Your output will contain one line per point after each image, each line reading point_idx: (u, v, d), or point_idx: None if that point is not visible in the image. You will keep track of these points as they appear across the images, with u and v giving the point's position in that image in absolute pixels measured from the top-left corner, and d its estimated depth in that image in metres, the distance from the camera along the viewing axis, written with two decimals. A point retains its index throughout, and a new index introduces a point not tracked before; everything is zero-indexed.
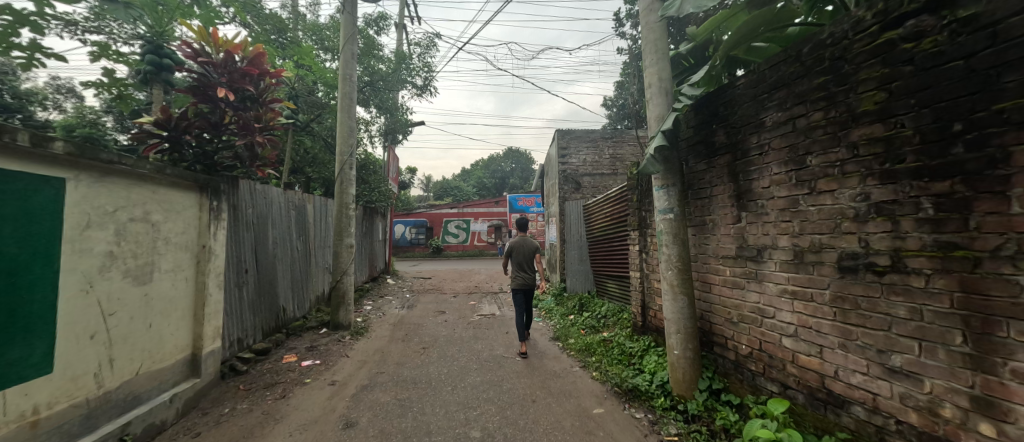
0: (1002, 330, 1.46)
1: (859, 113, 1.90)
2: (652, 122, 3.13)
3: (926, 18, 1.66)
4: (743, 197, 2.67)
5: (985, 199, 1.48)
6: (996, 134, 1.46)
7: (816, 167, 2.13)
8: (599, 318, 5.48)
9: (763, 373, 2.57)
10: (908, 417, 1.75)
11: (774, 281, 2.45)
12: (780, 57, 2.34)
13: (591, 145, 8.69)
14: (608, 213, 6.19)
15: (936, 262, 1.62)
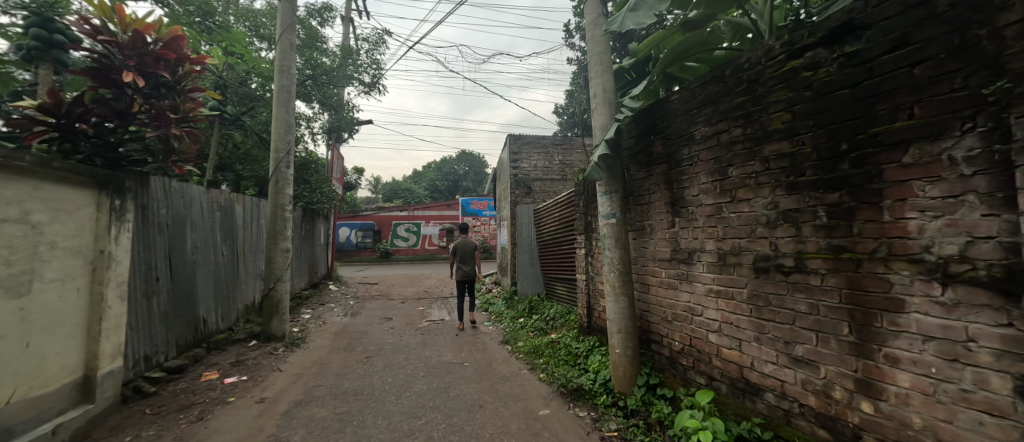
0: (877, 321, 1.69)
1: (770, 131, 2.14)
2: (596, 131, 3.28)
3: (821, 51, 1.91)
4: (677, 204, 2.88)
5: (865, 208, 1.71)
6: (873, 153, 1.69)
7: (736, 178, 2.36)
8: (548, 320, 5.59)
9: (693, 367, 2.77)
10: (808, 400, 1.98)
11: (702, 281, 2.67)
12: (708, 76, 2.57)
13: (542, 151, 8.88)
14: (557, 217, 6.36)
15: (829, 263, 1.86)
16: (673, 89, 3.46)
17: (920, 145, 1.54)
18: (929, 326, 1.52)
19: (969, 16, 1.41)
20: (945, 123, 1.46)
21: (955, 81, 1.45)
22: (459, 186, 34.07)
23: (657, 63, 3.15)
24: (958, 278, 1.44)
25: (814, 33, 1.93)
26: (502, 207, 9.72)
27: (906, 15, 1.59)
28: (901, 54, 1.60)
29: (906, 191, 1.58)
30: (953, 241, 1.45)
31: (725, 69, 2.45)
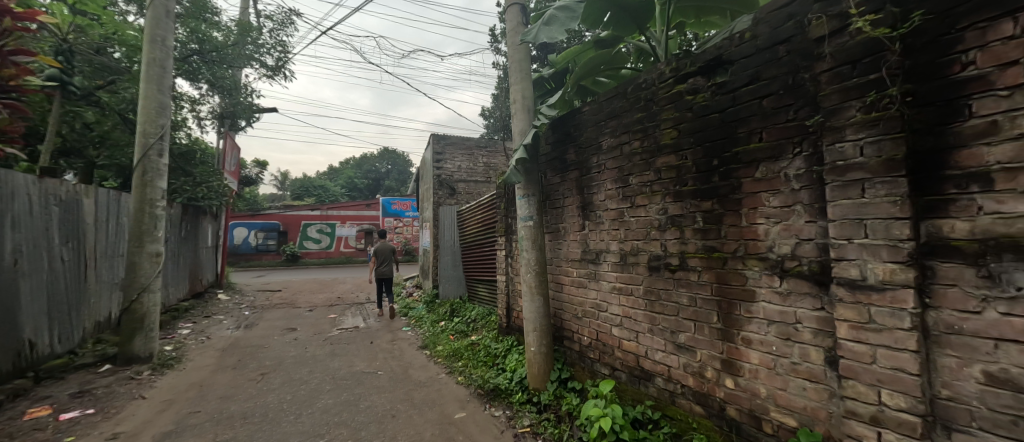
0: (737, 310, 2.00)
1: (662, 145, 2.42)
2: (515, 136, 3.36)
3: (700, 79, 2.22)
4: (587, 208, 3.09)
5: (729, 215, 2.03)
6: (735, 169, 2.00)
7: (635, 186, 2.62)
8: (469, 323, 5.57)
9: (598, 359, 3.00)
10: (688, 381, 2.27)
11: (607, 279, 2.90)
12: (613, 92, 2.82)
13: (467, 153, 8.84)
14: (480, 219, 6.38)
15: (703, 261, 2.17)
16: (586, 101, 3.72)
17: (766, 164, 1.87)
18: (771, 312, 1.85)
19: (800, 62, 1.75)
20: (784, 146, 1.80)
21: (791, 113, 1.78)
22: (376, 185, 32.27)
23: (571, 75, 3.35)
24: (791, 272, 1.77)
25: (694, 63, 2.24)
26: (425, 208, 9.45)
27: (758, 56, 1.93)
28: (755, 88, 1.92)
29: (757, 201, 1.90)
30: (787, 242, 1.79)
31: (628, 87, 2.71)
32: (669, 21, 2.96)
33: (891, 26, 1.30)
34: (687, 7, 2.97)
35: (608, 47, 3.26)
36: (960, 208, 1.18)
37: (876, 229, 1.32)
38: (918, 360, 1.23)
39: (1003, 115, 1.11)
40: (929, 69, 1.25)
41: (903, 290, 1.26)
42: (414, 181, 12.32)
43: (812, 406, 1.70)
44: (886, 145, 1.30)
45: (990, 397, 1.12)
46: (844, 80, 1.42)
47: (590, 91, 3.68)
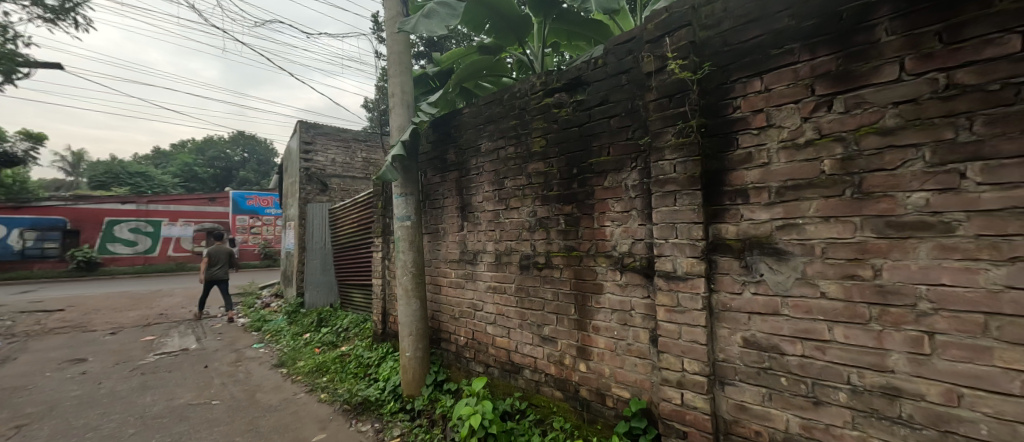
0: (589, 301, 2.27)
1: (533, 152, 2.61)
2: (393, 131, 3.20)
3: (565, 94, 2.46)
4: (465, 209, 3.14)
5: (585, 218, 2.30)
6: (590, 177, 2.28)
7: (509, 189, 2.76)
8: (340, 332, 5.08)
9: (474, 358, 3.05)
10: (551, 370, 2.49)
11: (483, 279, 2.99)
12: (492, 98, 2.93)
13: (342, 145, 8.04)
14: (354, 219, 5.89)
15: (564, 259, 2.40)
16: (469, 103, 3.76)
17: (612, 174, 2.17)
18: (614, 302, 2.15)
19: (636, 90, 2.08)
20: (625, 161, 2.11)
21: (630, 132, 2.10)
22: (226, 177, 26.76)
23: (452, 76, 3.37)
24: (629, 267, 2.09)
25: (559, 80, 2.48)
26: (288, 205, 8.29)
27: (607, 80, 2.23)
28: (605, 108, 2.22)
29: (605, 206, 2.20)
30: (626, 241, 2.11)
31: (504, 94, 2.85)
32: (544, 39, 3.19)
33: (693, 70, 1.64)
34: (559, 29, 3.23)
35: (491, 54, 3.38)
36: (732, 216, 1.56)
37: (683, 231, 1.66)
38: (706, 332, 1.59)
39: (755, 148, 1.50)
40: (715, 108, 1.62)
41: (698, 279, 1.61)
42: (278, 172, 10.71)
43: (640, 378, 2.03)
44: (689, 165, 1.63)
45: (746, 355, 1.51)
46: (664, 109, 1.74)
47: (473, 94, 3.75)
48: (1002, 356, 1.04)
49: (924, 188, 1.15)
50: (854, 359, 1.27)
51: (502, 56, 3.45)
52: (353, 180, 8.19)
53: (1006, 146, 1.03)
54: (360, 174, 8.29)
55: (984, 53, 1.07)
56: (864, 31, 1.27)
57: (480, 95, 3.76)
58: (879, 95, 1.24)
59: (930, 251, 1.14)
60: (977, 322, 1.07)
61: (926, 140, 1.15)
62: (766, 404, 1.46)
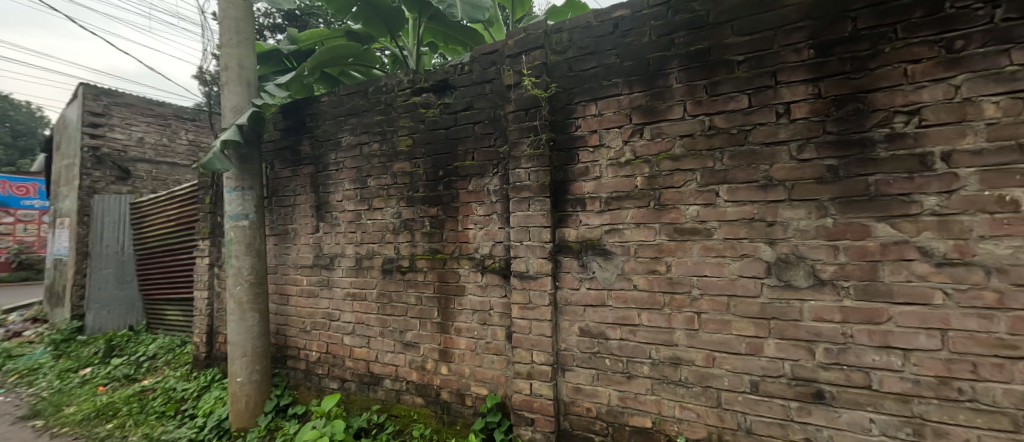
0: (452, 303, 2.29)
1: (398, 151, 2.51)
2: (226, 112, 2.67)
3: (432, 95, 2.44)
4: (321, 208, 2.83)
5: (449, 220, 2.31)
6: (455, 180, 2.30)
7: (372, 188, 2.61)
8: (142, 362, 3.99)
9: (327, 374, 2.76)
10: (412, 376, 2.41)
11: (340, 286, 2.73)
12: (354, 89, 2.72)
13: (154, 122, 6.35)
14: (169, 216, 4.70)
15: (429, 262, 2.37)
16: (331, 90, 3.41)
17: (476, 179, 2.23)
18: (475, 303, 2.21)
19: (498, 100, 2.19)
20: (487, 166, 2.20)
21: (492, 140, 2.20)
22: None
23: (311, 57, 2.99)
24: (488, 268, 2.17)
25: (427, 80, 2.44)
26: (60, 196, 6.16)
27: (473, 87, 2.29)
28: (469, 114, 2.28)
29: (468, 210, 2.25)
30: (487, 244, 2.19)
31: (368, 87, 2.68)
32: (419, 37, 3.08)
33: (544, 88, 1.82)
34: (435, 30, 3.18)
35: (361, 42, 3.14)
36: (573, 221, 1.77)
37: (534, 234, 1.81)
38: (551, 326, 1.77)
39: (591, 163, 1.75)
40: (562, 125, 1.82)
41: (545, 277, 1.78)
42: (46, 150, 7.87)
43: (496, 374, 2.13)
44: (540, 174, 1.80)
45: (581, 343, 1.74)
46: (521, 121, 1.88)
47: (338, 82, 3.41)
48: (737, 326, 1.43)
49: (696, 203, 1.51)
50: (654, 338, 1.58)
51: (373, 46, 3.23)
52: (170, 167, 6.55)
53: (740, 174, 1.44)
54: (181, 161, 6.68)
55: (730, 105, 1.47)
56: (663, 76, 1.60)
57: (345, 83, 3.44)
58: (671, 128, 1.58)
59: (700, 250, 1.50)
60: (724, 303, 1.46)
61: (698, 166, 1.51)
62: (594, 383, 1.70)
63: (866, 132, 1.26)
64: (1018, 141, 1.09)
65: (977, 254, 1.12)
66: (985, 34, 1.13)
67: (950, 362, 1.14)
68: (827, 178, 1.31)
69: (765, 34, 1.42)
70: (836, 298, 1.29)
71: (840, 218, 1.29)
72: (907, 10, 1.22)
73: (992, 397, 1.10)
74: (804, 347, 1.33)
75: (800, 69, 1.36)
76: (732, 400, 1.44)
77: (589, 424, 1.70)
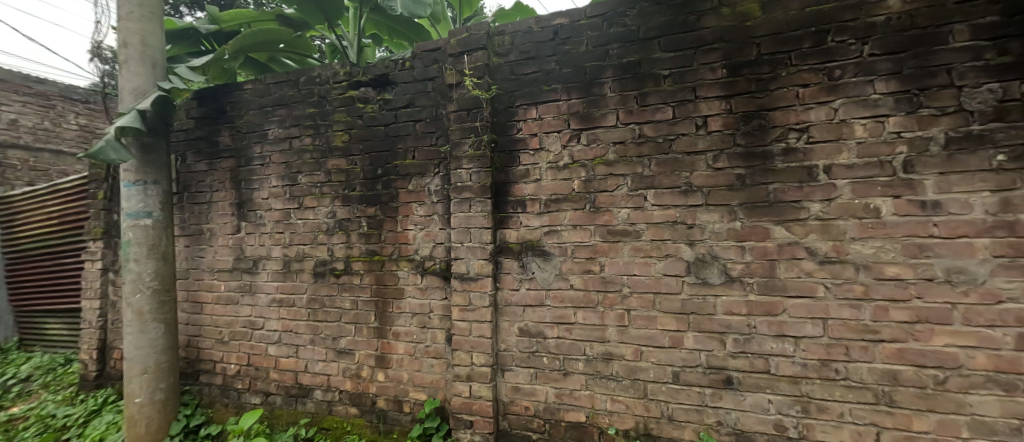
0: (390, 307, 2.20)
1: (332, 146, 2.37)
2: (125, 94, 2.33)
3: (371, 90, 2.33)
4: (243, 206, 2.58)
5: (388, 221, 2.22)
6: (394, 179, 2.22)
7: (303, 186, 2.43)
8: (9, 385, 3.36)
9: (248, 389, 2.52)
10: (346, 386, 2.28)
11: (264, 291, 2.51)
12: (283, 77, 2.52)
13: (32, 101, 5.39)
14: (50, 213, 4.01)
15: (365, 264, 2.27)
16: (257, 77, 3.12)
17: (416, 178, 2.17)
18: (414, 306, 2.15)
19: (440, 99, 2.15)
20: (428, 166, 2.15)
21: (433, 139, 2.15)
22: None
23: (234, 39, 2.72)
24: (429, 270, 2.13)
25: (365, 73, 2.33)
26: None
27: (414, 84, 2.23)
28: (410, 111, 2.22)
29: (408, 210, 2.18)
30: (428, 245, 2.14)
31: (299, 77, 2.49)
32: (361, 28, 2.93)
33: (485, 90, 1.82)
34: (378, 21, 3.04)
35: (294, 27, 2.91)
36: (513, 223, 1.80)
37: (475, 236, 1.81)
38: (491, 327, 1.77)
39: (531, 166, 1.78)
40: (503, 127, 1.84)
41: (486, 279, 1.78)
42: None
43: (435, 378, 2.09)
44: (481, 175, 1.80)
45: (520, 343, 1.76)
46: (462, 121, 1.86)
47: (266, 69, 3.15)
48: (662, 321, 1.54)
49: (627, 206, 1.60)
50: (588, 335, 1.65)
51: (308, 33, 3.01)
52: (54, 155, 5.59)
53: (666, 180, 1.55)
54: (67, 149, 5.71)
55: (656, 116, 1.58)
56: (599, 85, 1.67)
57: (274, 70, 3.17)
58: (605, 134, 1.66)
59: (630, 251, 1.60)
60: (651, 300, 1.56)
61: (629, 172, 1.61)
62: (532, 382, 1.73)
63: (767, 146, 1.42)
64: (879, 158, 1.30)
65: (850, 253, 1.32)
66: (856, 66, 1.33)
67: (830, 347, 1.33)
68: (737, 186, 1.45)
69: (686, 51, 1.55)
70: (743, 293, 1.44)
71: (746, 221, 1.44)
72: (799, 40, 1.40)
73: (860, 375, 1.30)
74: (717, 338, 1.46)
75: (715, 86, 1.50)
76: (656, 390, 1.54)
77: (527, 422, 1.73)
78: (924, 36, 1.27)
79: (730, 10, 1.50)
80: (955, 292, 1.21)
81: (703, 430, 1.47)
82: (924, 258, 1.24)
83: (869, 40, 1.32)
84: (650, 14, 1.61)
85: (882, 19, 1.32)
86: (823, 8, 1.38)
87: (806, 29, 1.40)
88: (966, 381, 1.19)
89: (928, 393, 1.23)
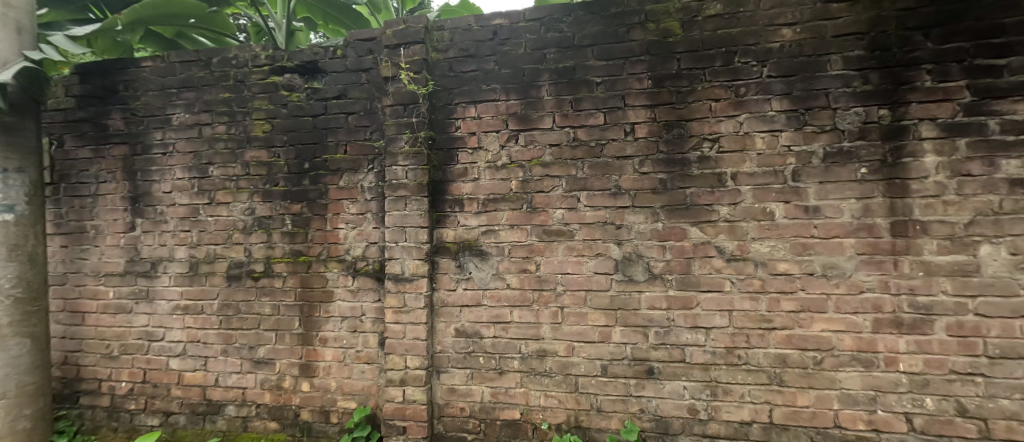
0: (317, 311, 2.05)
1: (251, 136, 2.16)
2: None
3: (297, 77, 2.16)
4: (139, 200, 2.25)
5: (316, 219, 2.07)
6: (323, 174, 2.08)
7: (216, 179, 2.19)
8: None
9: (144, 409, 2.20)
10: (264, 398, 2.09)
11: (166, 298, 2.21)
12: (191, 56, 2.24)
13: None
14: None
15: (289, 266, 2.09)
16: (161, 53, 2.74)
17: (348, 174, 2.05)
18: (344, 309, 2.02)
19: (375, 92, 2.05)
20: (361, 162, 2.04)
21: (367, 133, 2.05)
22: None
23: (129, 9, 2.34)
24: (361, 271, 2.02)
25: (291, 59, 2.15)
26: None
27: (346, 74, 2.10)
28: (342, 103, 2.09)
29: (339, 207, 2.05)
30: (360, 245, 2.03)
31: (211, 57, 2.23)
32: (290, 11, 2.68)
33: (422, 85, 1.77)
34: (310, 4, 2.81)
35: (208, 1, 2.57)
36: (451, 222, 1.77)
37: (411, 235, 1.75)
38: (426, 329, 1.73)
39: (469, 165, 1.77)
40: (441, 124, 1.80)
41: (422, 279, 1.73)
42: None
43: (367, 385, 1.99)
44: (418, 172, 1.74)
45: (456, 343, 1.74)
46: (398, 116, 1.79)
47: (173, 45, 2.78)
48: (592, 318, 1.61)
49: (562, 207, 1.66)
50: (524, 333, 1.68)
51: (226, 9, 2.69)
52: None
53: (598, 182, 1.63)
54: None
55: (589, 120, 1.65)
56: (536, 87, 1.71)
57: (183, 47, 2.81)
58: (542, 136, 1.70)
59: (564, 250, 1.65)
60: (582, 297, 1.63)
61: (563, 173, 1.66)
62: (468, 382, 1.72)
63: (685, 153, 1.55)
64: (774, 167, 1.48)
65: (751, 251, 1.48)
66: (758, 86, 1.50)
67: (734, 335, 1.49)
68: (659, 189, 1.57)
69: (617, 61, 1.64)
70: (663, 289, 1.55)
71: (667, 222, 1.56)
72: (713, 58, 1.55)
73: (758, 360, 1.47)
74: (641, 331, 1.57)
75: (642, 95, 1.60)
76: (586, 384, 1.61)
77: (462, 424, 1.72)
78: (810, 63, 1.47)
79: (655, 26, 1.61)
80: (830, 284, 1.42)
81: (627, 419, 1.57)
82: (808, 256, 1.44)
83: (768, 63, 1.50)
84: (584, 23, 1.68)
85: (778, 45, 1.50)
86: (732, 31, 1.54)
87: (719, 48, 1.55)
88: (837, 360, 1.40)
89: (809, 372, 1.42)
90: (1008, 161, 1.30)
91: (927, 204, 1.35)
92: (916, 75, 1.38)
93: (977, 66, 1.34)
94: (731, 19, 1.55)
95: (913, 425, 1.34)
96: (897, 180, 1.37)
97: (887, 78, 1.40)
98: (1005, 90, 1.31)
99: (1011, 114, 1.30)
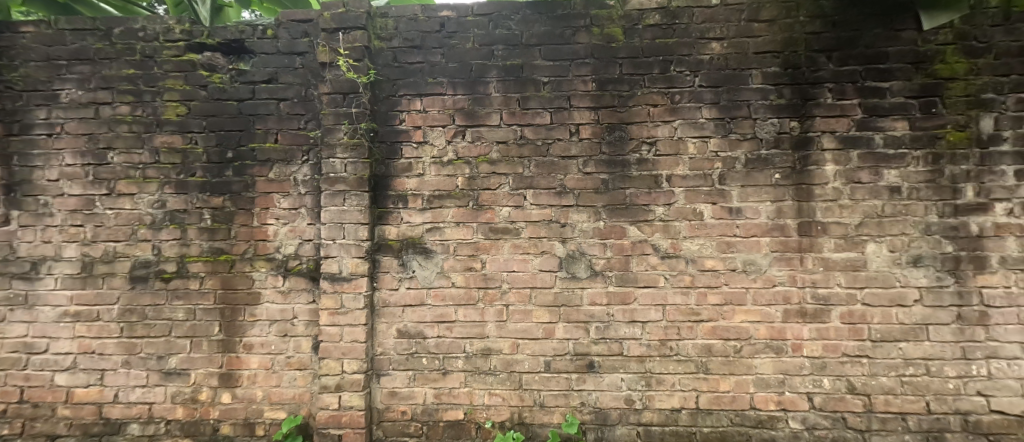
0: (241, 315, 1.87)
1: (162, 119, 1.92)
2: None
3: (219, 56, 1.95)
4: (14, 189, 1.90)
5: (241, 214, 1.89)
6: (249, 165, 1.90)
7: (117, 166, 1.91)
8: None
9: (19, 435, 1.87)
10: (176, 414, 1.87)
11: (51, 304, 1.89)
12: (85, 23, 1.93)
13: None
14: None
15: (207, 266, 1.89)
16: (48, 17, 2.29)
17: (280, 166, 1.89)
18: (273, 312, 1.86)
19: (310, 78, 1.90)
20: (294, 153, 1.89)
21: (301, 122, 1.90)
22: None
23: None
24: (292, 271, 1.87)
25: (212, 35, 1.94)
26: None
27: (277, 57, 1.93)
28: (272, 87, 1.91)
29: (268, 201, 1.88)
30: (292, 243, 1.88)
31: (111, 26, 1.94)
32: None
33: (363, 74, 1.67)
34: None
35: None
36: (394, 219, 1.70)
37: (350, 232, 1.65)
38: (366, 330, 1.65)
39: (414, 159, 1.71)
40: (384, 116, 1.72)
41: (361, 279, 1.64)
42: None
43: (298, 392, 1.85)
44: (359, 166, 1.65)
45: (398, 345, 1.68)
46: (337, 106, 1.67)
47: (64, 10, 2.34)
48: (537, 315, 1.64)
49: (508, 204, 1.66)
50: (468, 332, 1.66)
51: None
52: None
53: (543, 181, 1.65)
54: None
55: (536, 120, 1.67)
56: (483, 83, 1.69)
57: (78, 12, 2.38)
58: (489, 132, 1.68)
59: (510, 248, 1.65)
60: (527, 294, 1.64)
61: (510, 171, 1.66)
62: (410, 385, 1.67)
63: (626, 156, 1.62)
64: (704, 171, 1.59)
65: (683, 249, 1.59)
66: (691, 94, 1.61)
67: (667, 328, 1.59)
68: (601, 189, 1.63)
69: (563, 62, 1.67)
70: (604, 285, 1.61)
71: (608, 221, 1.62)
72: (651, 66, 1.63)
73: (687, 350, 1.58)
74: (582, 327, 1.62)
75: (586, 98, 1.65)
76: (530, 380, 1.63)
77: (404, 427, 1.66)
78: (734, 76, 1.60)
79: (599, 30, 1.66)
80: (749, 278, 1.56)
81: (569, 412, 1.61)
82: (731, 253, 1.57)
83: (699, 74, 1.61)
84: (532, 22, 1.69)
85: (708, 57, 1.62)
86: (669, 42, 1.63)
87: (657, 57, 1.63)
88: (753, 348, 1.55)
89: (730, 360, 1.56)
90: (889, 171, 1.51)
91: (827, 207, 1.53)
92: (820, 92, 1.56)
93: (866, 87, 1.54)
94: (668, 30, 1.64)
95: (813, 403, 1.52)
96: (804, 185, 1.54)
97: (797, 94, 1.57)
98: (887, 109, 1.53)
99: (891, 130, 1.52)
